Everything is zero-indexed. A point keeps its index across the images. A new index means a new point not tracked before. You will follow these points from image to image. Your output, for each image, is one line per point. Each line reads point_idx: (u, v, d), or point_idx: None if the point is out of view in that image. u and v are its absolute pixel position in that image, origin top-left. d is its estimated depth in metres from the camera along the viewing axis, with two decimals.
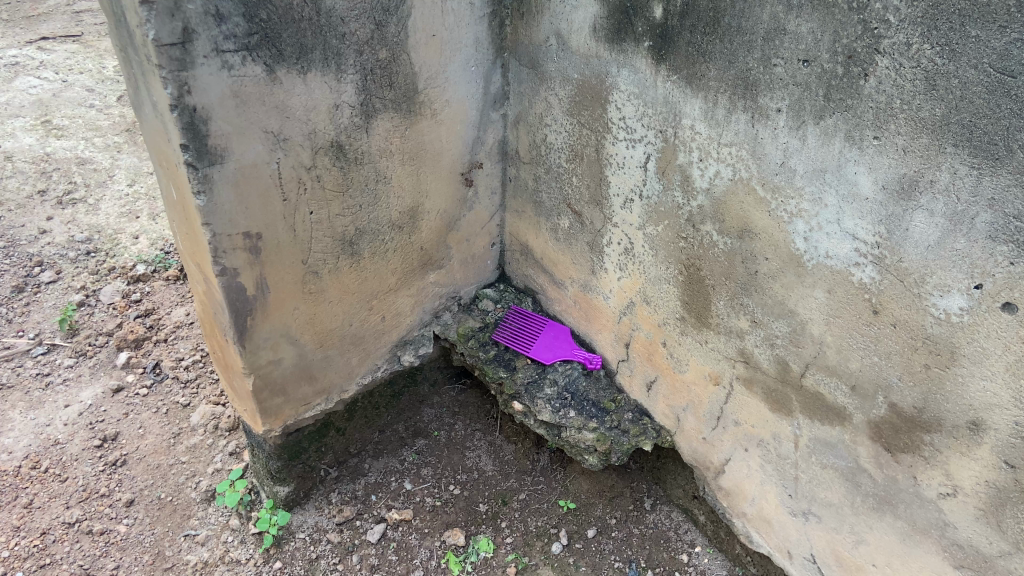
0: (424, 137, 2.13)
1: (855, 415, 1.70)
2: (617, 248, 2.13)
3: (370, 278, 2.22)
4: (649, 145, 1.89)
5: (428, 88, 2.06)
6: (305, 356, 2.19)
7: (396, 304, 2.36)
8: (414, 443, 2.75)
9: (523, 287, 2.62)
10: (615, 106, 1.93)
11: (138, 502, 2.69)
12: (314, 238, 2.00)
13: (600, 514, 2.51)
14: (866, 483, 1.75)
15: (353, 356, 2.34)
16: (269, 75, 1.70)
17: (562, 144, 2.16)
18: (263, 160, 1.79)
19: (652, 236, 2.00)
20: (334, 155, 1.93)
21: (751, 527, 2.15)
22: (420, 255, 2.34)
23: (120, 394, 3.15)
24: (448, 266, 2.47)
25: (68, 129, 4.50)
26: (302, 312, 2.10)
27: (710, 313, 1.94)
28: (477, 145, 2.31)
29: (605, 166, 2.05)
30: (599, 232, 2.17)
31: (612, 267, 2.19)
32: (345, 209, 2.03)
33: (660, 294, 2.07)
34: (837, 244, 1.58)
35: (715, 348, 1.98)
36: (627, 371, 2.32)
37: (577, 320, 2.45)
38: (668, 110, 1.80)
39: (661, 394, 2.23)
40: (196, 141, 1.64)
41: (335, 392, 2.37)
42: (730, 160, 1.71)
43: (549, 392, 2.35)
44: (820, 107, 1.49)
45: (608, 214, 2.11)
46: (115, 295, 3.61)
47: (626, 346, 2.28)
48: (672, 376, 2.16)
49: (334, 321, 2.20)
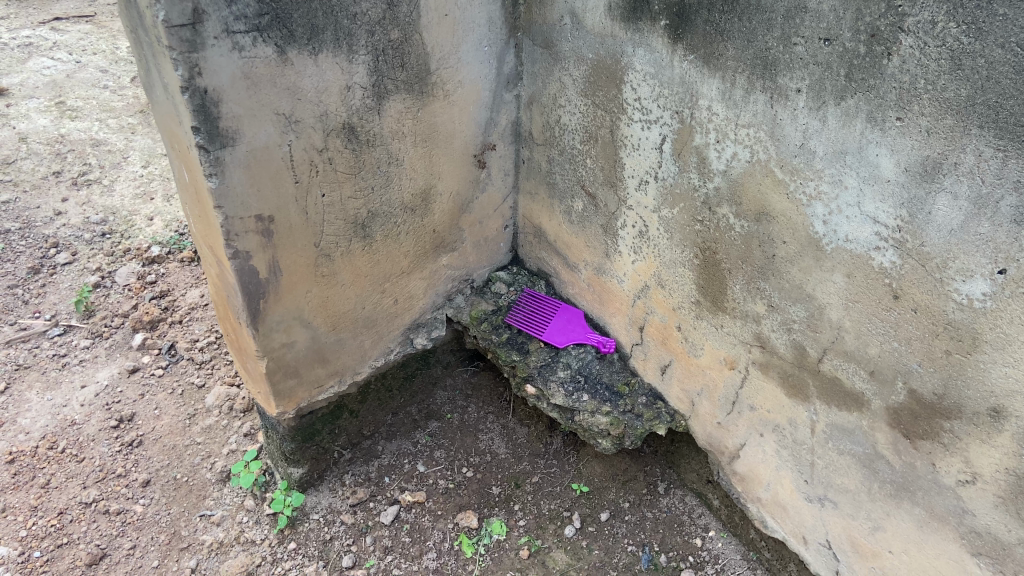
0: (437, 118, 2.06)
1: (873, 401, 1.69)
2: (632, 231, 2.09)
3: (382, 260, 2.19)
4: (665, 126, 1.84)
5: (440, 69, 1.99)
6: (318, 338, 2.18)
7: (409, 287, 2.31)
8: (427, 425, 2.73)
9: (536, 270, 2.53)
10: (630, 87, 1.88)
11: (155, 482, 2.79)
12: (326, 220, 1.99)
13: (614, 497, 2.48)
14: (883, 470, 1.74)
15: (367, 339, 2.31)
16: (281, 56, 1.69)
17: (577, 126, 2.08)
18: (275, 143, 1.78)
19: (668, 219, 1.96)
20: (345, 137, 1.90)
21: (766, 512, 2.14)
22: (432, 237, 2.27)
23: (136, 374, 3.21)
24: (461, 249, 2.38)
25: (82, 110, 4.52)
26: (314, 295, 2.09)
27: (726, 297, 1.91)
28: (490, 127, 2.21)
29: (620, 148, 1.99)
30: (614, 215, 2.11)
31: (626, 250, 2.14)
32: (357, 191, 2.00)
33: (675, 278, 2.04)
34: (857, 228, 1.55)
35: (730, 332, 1.96)
36: (641, 355, 2.29)
37: (591, 304, 2.38)
38: (684, 90, 1.76)
39: (675, 379, 2.21)
40: (208, 123, 1.64)
41: (348, 375, 2.34)
42: (748, 141, 1.68)
43: (562, 375, 2.32)
44: (841, 87, 1.46)
45: (623, 196, 2.05)
46: (130, 277, 3.64)
47: (641, 330, 2.23)
48: (687, 360, 2.14)
49: (347, 304, 2.18)
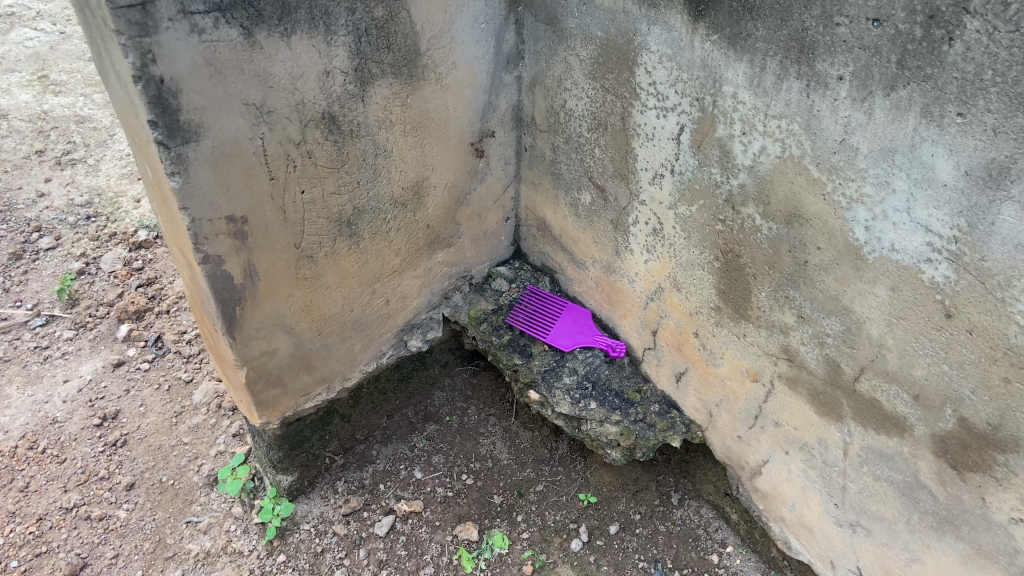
0: (429, 105, 1.85)
1: (917, 427, 1.50)
2: (645, 228, 1.89)
3: (372, 260, 2.00)
4: (684, 115, 1.64)
5: (431, 49, 1.78)
6: (302, 344, 2.00)
7: (402, 286, 2.12)
8: (425, 428, 2.55)
9: (541, 265, 2.31)
10: (644, 69, 1.67)
11: (139, 486, 2.64)
12: (307, 219, 1.80)
13: (623, 508, 2.32)
14: (925, 500, 1.56)
15: (357, 343, 2.12)
16: (247, 39, 1.48)
17: (583, 111, 1.87)
18: (245, 136, 1.59)
19: (685, 216, 1.77)
20: (326, 127, 1.70)
21: (790, 533, 1.97)
22: (426, 233, 2.07)
23: (120, 369, 3.05)
24: (459, 244, 2.18)
25: (66, 84, 4.31)
26: (297, 299, 1.91)
27: (750, 304, 1.72)
28: (488, 112, 2.00)
29: (632, 137, 1.79)
30: (625, 210, 1.91)
31: (639, 249, 1.94)
32: (341, 186, 1.81)
33: (692, 281, 1.85)
34: (905, 236, 1.35)
35: (754, 342, 1.77)
36: (654, 360, 2.10)
37: (600, 304, 2.17)
38: (706, 75, 1.55)
39: (691, 387, 2.03)
40: (166, 116, 1.45)
41: (338, 381, 2.16)
42: (779, 134, 1.47)
43: (568, 382, 2.14)
44: (892, 75, 1.25)
45: (635, 190, 1.85)
46: (115, 263, 3.46)
47: (654, 334, 2.05)
48: (705, 369, 1.96)
49: (333, 307, 2.00)
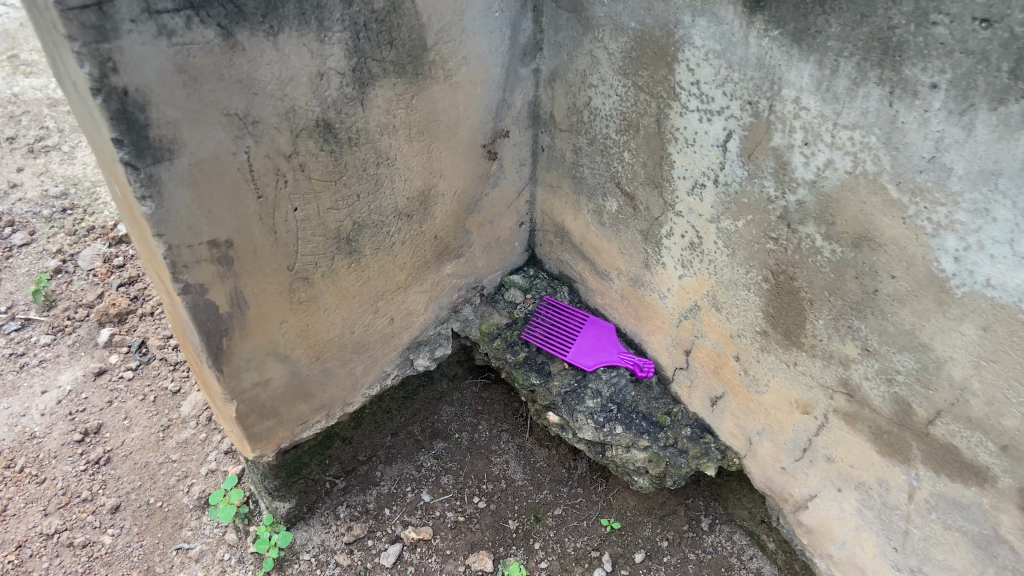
0: (436, 106, 1.63)
1: (1001, 479, 1.32)
2: (681, 241, 1.68)
3: (374, 277, 1.79)
4: (732, 120, 1.43)
5: (439, 43, 1.55)
6: (298, 372, 1.80)
7: (408, 303, 1.91)
8: (432, 446, 2.36)
9: (558, 273, 2.11)
10: (686, 67, 1.45)
11: (125, 509, 2.45)
12: (301, 238, 1.58)
13: (649, 535, 2.14)
14: (1004, 555, 1.39)
15: (359, 365, 1.92)
16: (227, 40, 1.26)
17: (611, 111, 1.65)
18: (227, 151, 1.37)
19: (729, 231, 1.56)
20: (321, 136, 1.48)
21: (838, 572, 1.79)
22: (433, 245, 1.86)
23: (102, 378, 2.84)
24: (469, 254, 1.97)
25: (38, 64, 4.04)
26: (291, 325, 1.70)
27: (805, 332, 1.53)
28: (503, 110, 1.78)
29: (669, 142, 1.57)
30: (657, 220, 1.71)
31: (672, 263, 1.74)
32: (338, 201, 1.59)
33: (735, 301, 1.65)
34: (1005, 270, 1.15)
35: (807, 372, 1.58)
36: (686, 381, 1.91)
37: (625, 318, 1.98)
38: (763, 75, 1.33)
39: (729, 413, 1.84)
40: (133, 133, 1.23)
41: (338, 407, 1.96)
42: (851, 147, 1.26)
43: (591, 405, 1.95)
44: (1001, 86, 1.04)
45: (670, 200, 1.65)
46: (94, 260, 3.23)
47: (688, 354, 1.86)
48: (746, 395, 1.77)
49: (332, 330, 1.80)
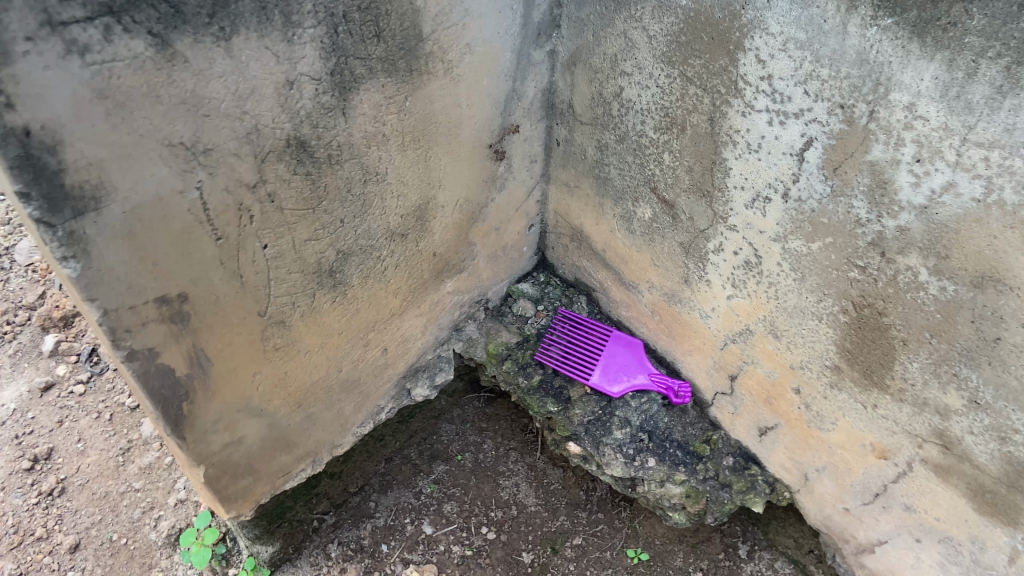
0: (435, 105, 1.32)
1: None
2: (733, 258, 1.40)
3: (363, 308, 1.49)
4: (815, 125, 1.13)
5: (438, 31, 1.23)
6: (277, 422, 1.50)
7: (402, 329, 1.62)
8: (432, 470, 2.10)
9: (574, 280, 1.84)
10: (756, 57, 1.15)
11: (85, 548, 2.17)
12: (275, 278, 1.27)
13: (681, 565, 1.92)
14: None
15: (348, 404, 1.63)
16: (163, 51, 0.93)
17: (649, 105, 1.35)
18: (171, 189, 1.04)
19: (799, 253, 1.28)
20: (294, 157, 1.16)
21: None
22: (431, 263, 1.56)
23: (49, 394, 2.51)
24: (472, 267, 1.68)
25: None
26: (267, 374, 1.40)
27: (891, 374, 1.28)
28: (512, 101, 1.48)
29: (724, 146, 1.28)
30: (703, 233, 1.42)
31: (719, 282, 1.46)
32: (319, 230, 1.28)
33: (801, 331, 1.38)
34: None
35: (889, 416, 1.33)
36: (728, 407, 1.66)
37: (655, 334, 1.71)
38: (864, 73, 1.04)
39: (782, 445, 1.60)
40: (42, 183, 0.90)
41: (325, 451, 1.68)
42: (986, 170, 0.98)
43: (619, 436, 1.69)
44: None
45: (722, 212, 1.36)
46: (32, 254, 2.85)
47: (732, 379, 1.60)
48: (805, 430, 1.52)
49: (316, 373, 1.50)
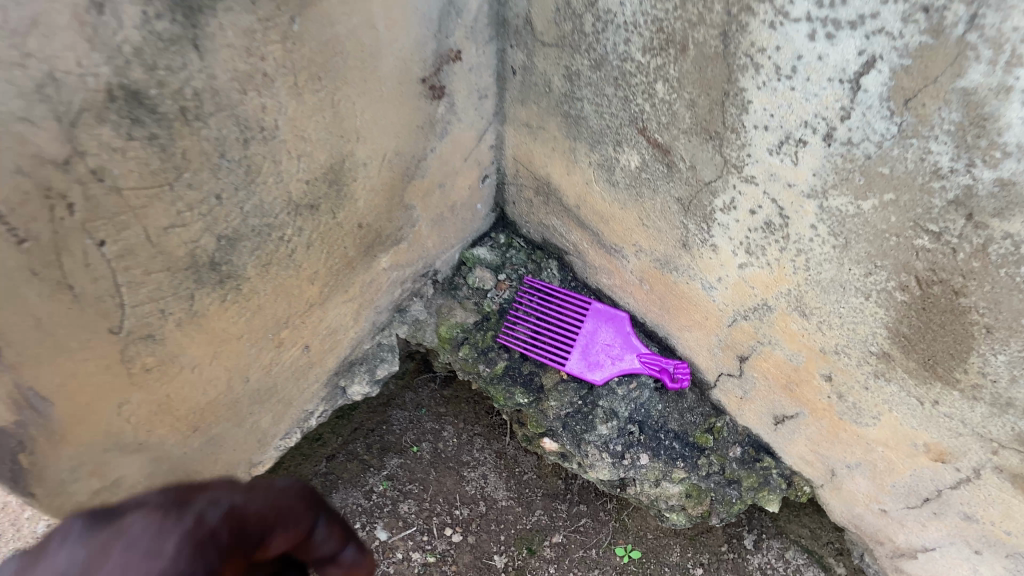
0: (338, 29, 0.94)
1: None
2: (750, 218, 1.07)
3: (269, 302, 1.14)
4: (880, 36, 0.78)
5: None
6: (167, 453, 1.16)
7: (327, 319, 1.27)
8: (384, 465, 1.75)
9: (542, 242, 1.51)
10: None
11: None
12: (129, 282, 0.90)
13: (678, 561, 1.66)
14: None
15: (265, 414, 1.30)
16: None
17: (635, 17, 0.99)
18: None
19: (842, 215, 0.96)
20: (125, 114, 0.78)
21: None
22: (357, 236, 1.20)
23: None
24: (413, 235, 1.33)
25: None
26: (140, 401, 1.04)
27: (964, 368, 0.96)
28: (448, 18, 1.10)
29: (741, 71, 0.93)
30: (708, 186, 1.09)
31: (729, 247, 1.14)
32: (184, 211, 0.91)
33: (840, 310, 1.06)
34: None
35: (953, 417, 1.03)
36: (736, 391, 1.35)
37: (644, 306, 1.39)
38: None
39: (804, 437, 1.30)
40: None
41: (242, 471, 1.35)
42: None
43: (605, 433, 1.40)
44: None
45: (734, 160, 1.03)
46: None
47: (742, 360, 1.29)
48: (836, 422, 1.22)
49: (212, 388, 1.15)
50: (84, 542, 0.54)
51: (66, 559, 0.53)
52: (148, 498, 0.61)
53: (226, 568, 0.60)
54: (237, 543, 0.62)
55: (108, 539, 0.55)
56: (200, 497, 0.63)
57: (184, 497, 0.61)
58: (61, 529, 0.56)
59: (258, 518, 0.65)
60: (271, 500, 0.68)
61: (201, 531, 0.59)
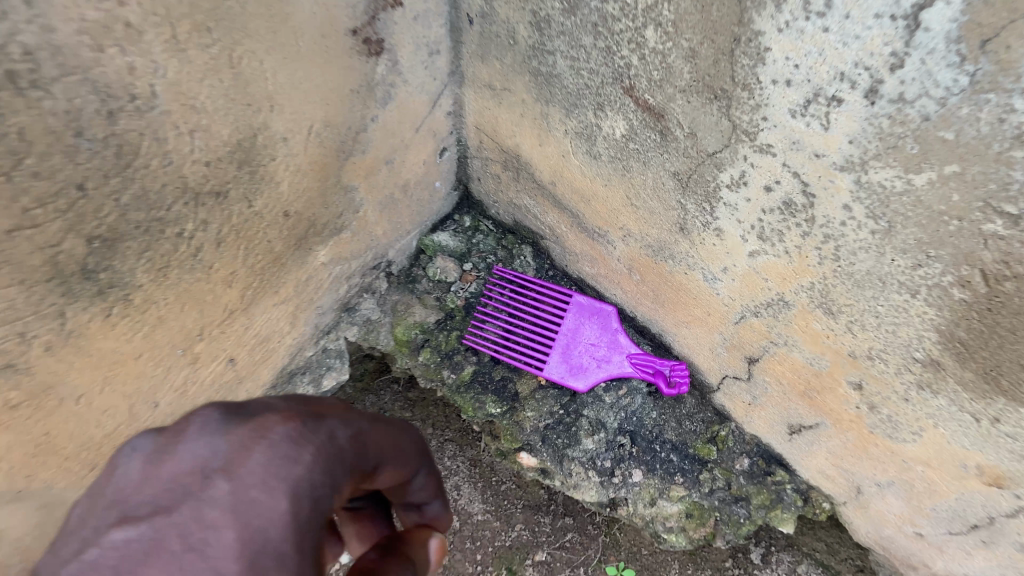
0: None
1: None
2: (765, 197, 0.87)
3: (175, 313, 0.91)
4: None
5: None
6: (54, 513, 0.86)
7: (255, 327, 1.06)
8: None
9: (514, 225, 1.33)
10: None
11: None
12: None
13: None
14: None
15: None
16: None
17: None
18: None
19: (884, 194, 0.75)
20: None
21: None
22: (283, 227, 0.98)
23: None
24: (358, 221, 1.12)
25: None
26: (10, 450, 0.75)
27: None
28: None
29: (756, 8, 0.71)
30: (713, 158, 0.88)
31: (738, 231, 0.94)
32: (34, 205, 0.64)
33: (877, 307, 0.85)
34: None
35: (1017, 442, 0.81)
36: (742, 396, 1.16)
37: (634, 299, 1.21)
38: None
39: (825, 450, 1.10)
40: None
41: None
42: None
43: (592, 447, 1.22)
44: None
45: (745, 125, 0.82)
46: None
47: (751, 362, 1.09)
48: (864, 436, 1.02)
49: (107, 421, 0.89)
50: (224, 436, 0.43)
51: (201, 454, 0.42)
52: (272, 401, 0.50)
53: (349, 488, 0.49)
54: (362, 466, 0.51)
55: (252, 434, 0.43)
56: (334, 409, 0.52)
57: (315, 407, 0.50)
58: (197, 411, 0.45)
59: (378, 446, 0.54)
60: (399, 429, 0.59)
61: (337, 445, 0.48)
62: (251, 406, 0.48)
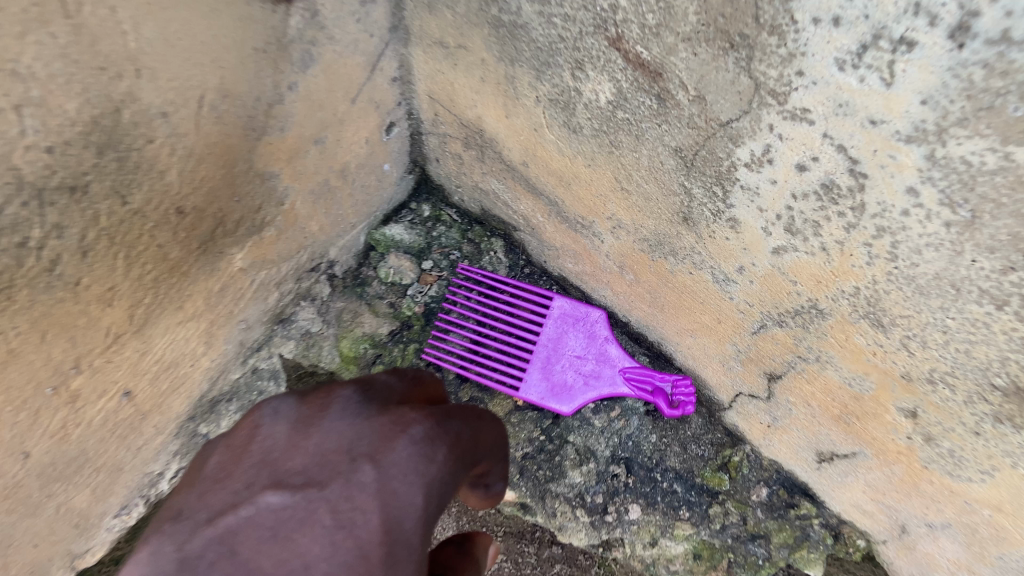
0: None
1: None
2: (796, 178, 0.66)
3: (40, 347, 0.68)
4: None
5: None
6: None
7: (154, 350, 0.84)
8: None
9: (482, 214, 1.16)
10: None
11: None
12: None
13: None
14: None
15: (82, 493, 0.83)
16: None
17: None
18: None
19: (969, 170, 0.53)
20: None
21: None
22: (178, 226, 0.77)
23: None
24: (284, 215, 0.94)
25: None
26: None
27: None
28: None
29: None
30: (727, 127, 0.67)
31: (758, 222, 0.73)
32: None
33: (951, 318, 0.63)
34: None
35: None
36: (761, 416, 0.98)
37: (631, 305, 1.05)
38: None
39: (865, 484, 0.89)
40: None
41: None
42: None
43: (578, 480, 1.08)
44: None
45: (770, 82, 0.60)
46: None
47: (775, 377, 0.90)
48: (915, 469, 0.80)
49: None
50: (364, 422, 0.56)
51: (347, 437, 0.54)
52: (394, 411, 0.60)
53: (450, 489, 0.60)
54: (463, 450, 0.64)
55: (391, 427, 0.56)
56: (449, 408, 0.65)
57: (432, 434, 0.59)
58: (341, 395, 0.59)
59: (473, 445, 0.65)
60: (483, 423, 0.71)
61: (456, 442, 0.62)
62: (375, 421, 0.57)
